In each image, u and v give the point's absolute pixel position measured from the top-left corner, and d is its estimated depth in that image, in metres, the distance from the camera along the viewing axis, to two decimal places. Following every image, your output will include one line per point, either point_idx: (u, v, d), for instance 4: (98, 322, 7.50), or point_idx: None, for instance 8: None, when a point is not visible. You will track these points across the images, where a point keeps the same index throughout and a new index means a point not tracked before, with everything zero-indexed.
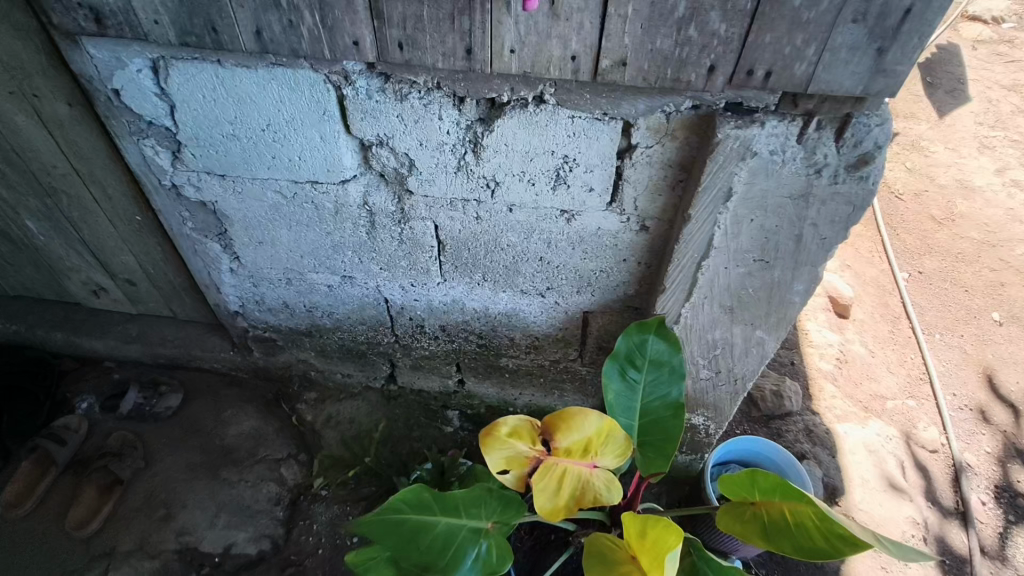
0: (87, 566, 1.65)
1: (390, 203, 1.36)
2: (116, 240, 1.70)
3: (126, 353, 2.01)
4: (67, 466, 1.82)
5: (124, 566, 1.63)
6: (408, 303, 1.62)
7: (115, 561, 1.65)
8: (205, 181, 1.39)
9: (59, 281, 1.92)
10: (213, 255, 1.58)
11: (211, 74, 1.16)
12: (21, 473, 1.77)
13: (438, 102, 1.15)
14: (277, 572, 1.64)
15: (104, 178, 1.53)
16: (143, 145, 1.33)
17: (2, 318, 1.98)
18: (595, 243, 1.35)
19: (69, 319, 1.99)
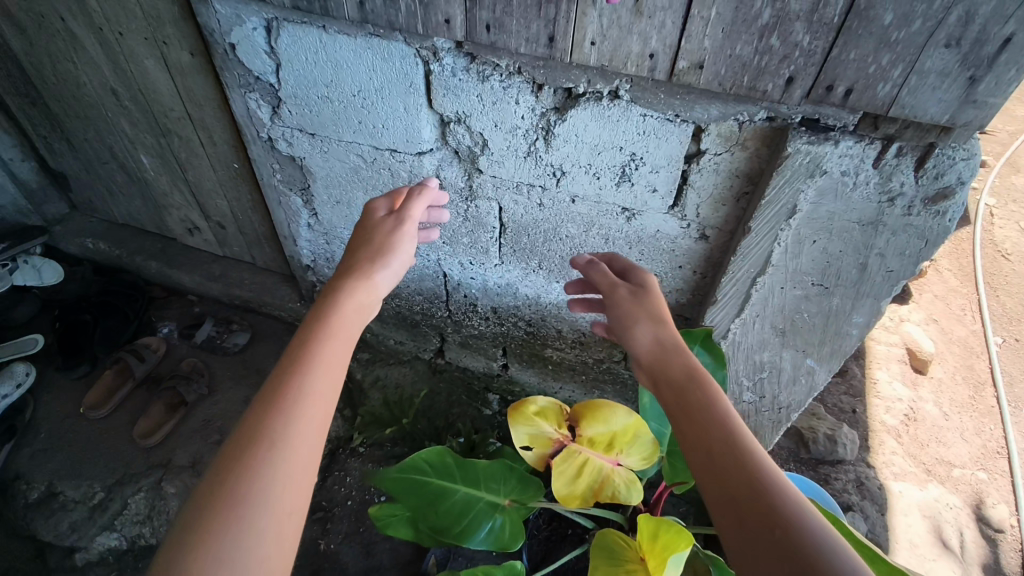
0: (145, 473, 1.80)
1: (460, 179, 1.42)
2: (214, 184, 1.86)
3: (207, 290, 2.18)
4: (142, 381, 2.00)
5: (177, 479, 1.79)
6: (465, 281, 1.68)
7: (169, 473, 1.80)
8: (297, 138, 1.50)
9: (161, 216, 2.11)
10: (294, 208, 1.70)
11: (315, 39, 1.26)
12: (104, 380, 1.98)
13: (517, 87, 1.19)
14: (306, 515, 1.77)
15: (212, 125, 1.68)
16: (248, 98, 1.45)
17: (110, 243, 2.21)
18: (651, 245, 1.36)
19: (164, 252, 2.19)
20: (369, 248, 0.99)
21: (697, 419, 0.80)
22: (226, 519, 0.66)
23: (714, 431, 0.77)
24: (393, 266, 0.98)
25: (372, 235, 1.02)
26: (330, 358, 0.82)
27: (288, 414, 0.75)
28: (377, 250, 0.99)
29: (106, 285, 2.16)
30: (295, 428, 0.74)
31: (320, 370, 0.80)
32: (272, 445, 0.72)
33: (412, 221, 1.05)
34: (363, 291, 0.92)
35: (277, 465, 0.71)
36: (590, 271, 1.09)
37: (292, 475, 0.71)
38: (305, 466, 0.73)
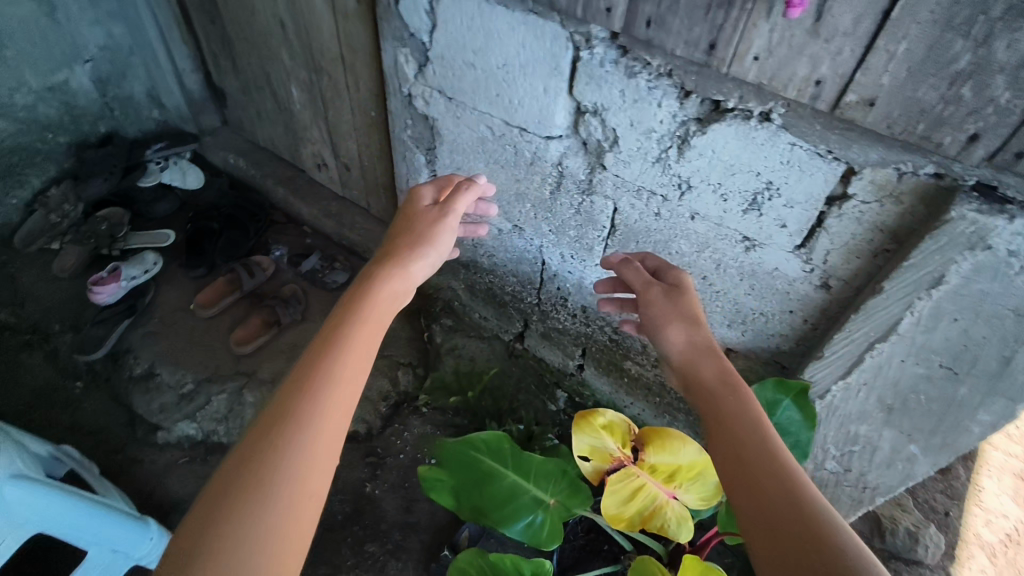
0: (231, 377, 1.95)
1: (582, 171, 1.39)
2: (350, 128, 1.95)
3: (321, 225, 2.30)
4: (247, 294, 2.15)
5: (256, 391, 1.92)
6: (562, 273, 1.66)
7: (250, 383, 1.93)
8: (435, 99, 1.53)
9: (297, 147, 2.24)
10: (416, 165, 1.74)
11: (474, 5, 1.27)
12: (217, 284, 2.15)
13: (662, 89, 1.14)
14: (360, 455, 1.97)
15: (360, 72, 1.75)
16: (399, 52, 1.50)
17: (248, 162, 2.38)
18: (765, 282, 1.27)
19: (292, 181, 2.33)
20: (409, 237, 1.10)
21: (757, 496, 0.75)
22: (259, 466, 0.74)
23: (777, 513, 0.72)
24: (430, 253, 1.09)
25: (415, 223, 1.14)
26: (360, 334, 0.91)
27: (319, 378, 0.83)
28: (417, 239, 1.10)
29: (236, 202, 2.34)
30: (322, 391, 0.82)
31: (350, 343, 0.89)
32: (303, 405, 0.80)
33: (456, 215, 1.16)
34: (398, 278, 1.03)
35: (305, 422, 0.78)
36: (624, 269, 1.17)
37: (316, 432, 0.78)
38: (332, 425, 0.80)
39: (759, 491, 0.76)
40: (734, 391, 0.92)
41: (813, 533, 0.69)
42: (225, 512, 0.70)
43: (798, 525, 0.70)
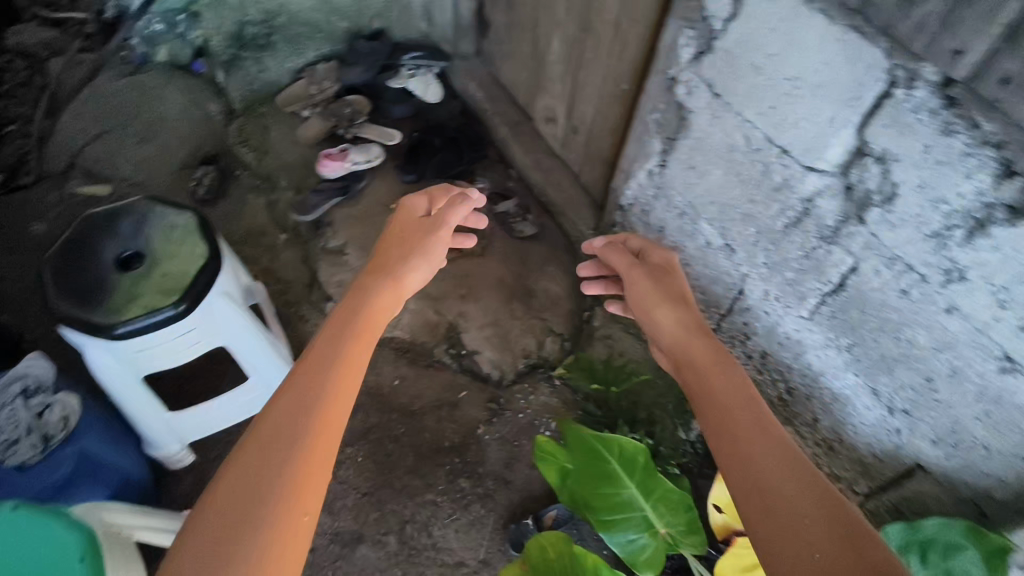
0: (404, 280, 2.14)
1: (833, 216, 1.25)
2: (594, 92, 1.92)
3: (528, 174, 2.34)
4: (442, 213, 2.25)
5: None
6: (757, 311, 1.54)
7: None
8: (699, 91, 1.45)
9: (535, 95, 2.27)
10: (648, 150, 1.68)
11: (789, 6, 1.15)
12: (421, 195, 2.29)
13: (980, 159, 0.96)
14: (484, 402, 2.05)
15: (626, 41, 1.69)
16: (683, 33, 1.42)
17: (485, 94, 2.46)
18: (1009, 414, 1.08)
19: (518, 124, 2.38)
20: (401, 249, 1.23)
21: (735, 453, 0.87)
22: (265, 451, 0.82)
23: (755, 464, 0.84)
24: (420, 265, 1.22)
25: (410, 236, 1.27)
26: (350, 338, 1.02)
27: (312, 378, 0.92)
28: (407, 251, 1.23)
29: (462, 128, 2.45)
30: (316, 387, 0.91)
31: (338, 347, 0.99)
32: (298, 399, 0.89)
33: (446, 227, 1.28)
34: (387, 288, 1.15)
35: (300, 412, 0.87)
36: (610, 253, 1.39)
37: (315, 420, 0.87)
38: (329, 412, 0.89)
39: (743, 444, 0.88)
40: (684, 334, 1.13)
41: (794, 471, 0.82)
42: (233, 495, 0.78)
43: (772, 463, 0.84)
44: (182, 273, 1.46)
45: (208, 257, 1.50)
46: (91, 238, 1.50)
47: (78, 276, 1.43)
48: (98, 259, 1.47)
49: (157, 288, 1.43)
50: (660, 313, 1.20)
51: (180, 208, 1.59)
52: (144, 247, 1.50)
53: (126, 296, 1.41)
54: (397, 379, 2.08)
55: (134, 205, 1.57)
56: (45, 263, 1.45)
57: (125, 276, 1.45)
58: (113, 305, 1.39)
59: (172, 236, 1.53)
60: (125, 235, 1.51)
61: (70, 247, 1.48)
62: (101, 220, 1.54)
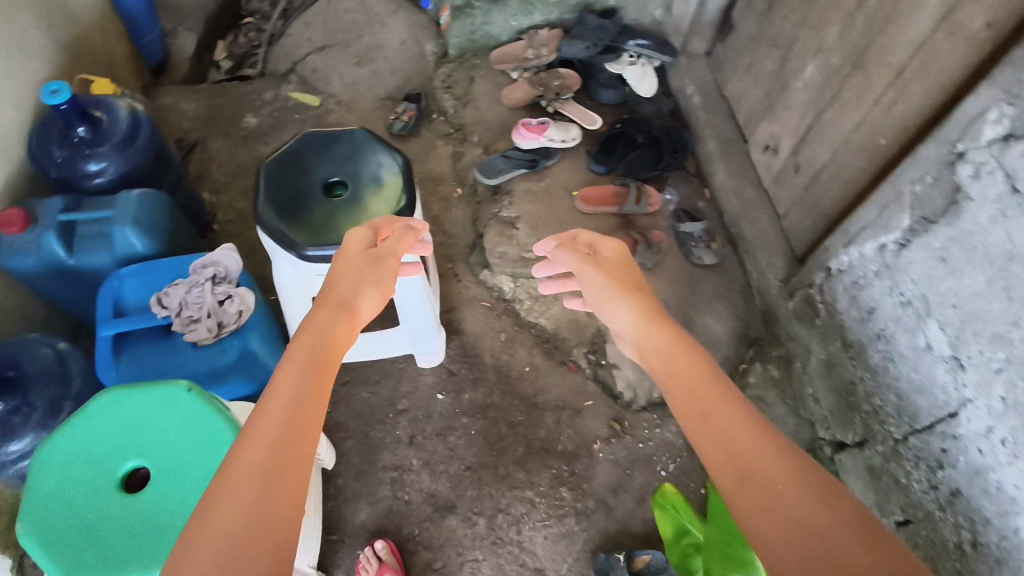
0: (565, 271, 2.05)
1: None
2: (838, 137, 1.70)
3: (724, 200, 2.15)
4: (621, 216, 2.14)
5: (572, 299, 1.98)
6: (966, 445, 1.32)
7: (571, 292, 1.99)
8: (991, 178, 1.22)
9: (760, 118, 2.07)
10: (890, 222, 1.47)
11: None
12: (606, 189, 2.16)
13: None
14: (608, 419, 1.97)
15: (907, 94, 1.45)
16: (996, 108, 1.20)
17: (702, 102, 2.28)
18: None
19: (729, 144, 2.18)
20: (347, 275, 1.13)
21: (727, 448, 0.84)
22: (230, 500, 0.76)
23: (743, 460, 0.81)
24: (377, 292, 1.14)
25: (348, 259, 1.16)
26: (308, 362, 0.94)
27: (270, 414, 0.86)
28: (352, 273, 1.13)
29: (668, 133, 2.28)
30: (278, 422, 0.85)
31: (289, 375, 0.92)
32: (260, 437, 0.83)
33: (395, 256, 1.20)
34: (334, 308, 1.05)
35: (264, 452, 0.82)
36: (557, 253, 1.25)
37: (274, 461, 0.81)
38: (293, 449, 0.83)
39: (726, 439, 0.84)
40: (645, 325, 1.07)
41: (785, 469, 0.79)
42: (206, 547, 0.73)
43: (763, 461, 0.81)
44: (375, 216, 1.42)
45: (404, 207, 1.44)
46: (305, 153, 1.50)
47: (286, 188, 1.45)
48: (307, 177, 1.47)
49: (349, 223, 1.41)
50: (619, 302, 1.12)
51: (391, 147, 1.53)
52: (349, 179, 1.48)
53: (322, 222, 1.41)
54: (529, 366, 2.03)
55: (351, 132, 1.54)
56: (263, 166, 1.48)
57: (325, 203, 1.44)
58: (309, 227, 1.39)
59: (377, 176, 1.47)
60: (335, 161, 1.49)
61: (287, 157, 1.49)
62: (319, 138, 1.52)
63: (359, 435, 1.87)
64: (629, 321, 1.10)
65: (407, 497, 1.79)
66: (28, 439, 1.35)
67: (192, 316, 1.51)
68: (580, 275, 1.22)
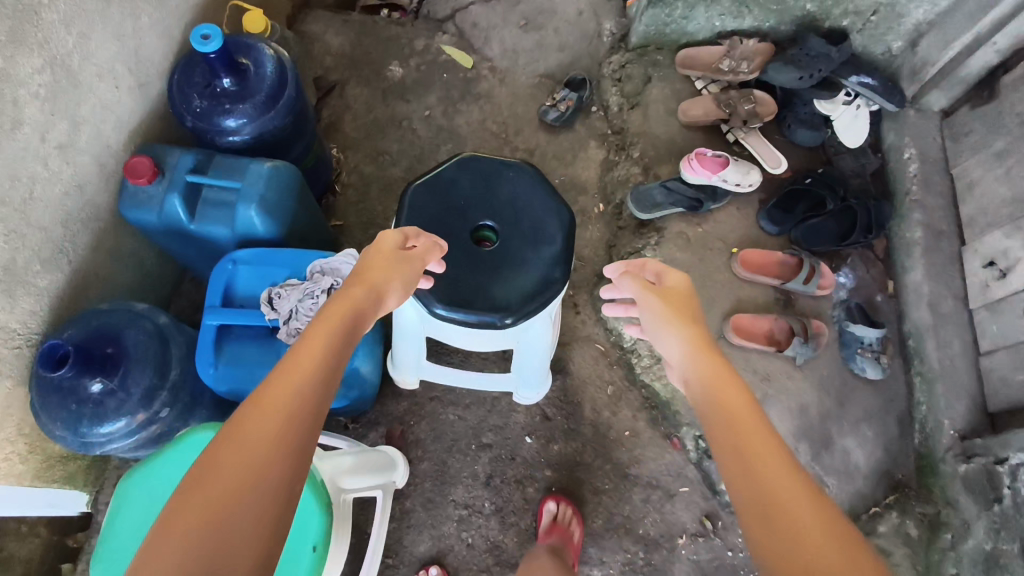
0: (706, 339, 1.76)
1: None
2: None
3: (910, 304, 1.79)
4: (781, 290, 1.83)
5: None
6: None
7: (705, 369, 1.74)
8: None
9: (994, 226, 1.67)
10: None
11: None
12: (772, 254, 1.84)
13: None
14: (699, 514, 1.77)
15: None
16: None
17: (920, 176, 1.87)
18: None
19: (939, 239, 1.80)
20: (372, 268, 1.04)
21: (765, 494, 0.78)
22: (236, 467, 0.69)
23: (776, 504, 0.76)
24: (400, 289, 1.07)
25: (374, 252, 1.08)
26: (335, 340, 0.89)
27: (282, 382, 0.79)
28: (378, 265, 1.05)
29: (867, 205, 1.84)
30: (292, 393, 0.78)
31: (312, 346, 0.86)
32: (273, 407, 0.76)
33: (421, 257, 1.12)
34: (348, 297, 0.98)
35: (274, 422, 0.74)
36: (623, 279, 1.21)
37: (284, 433, 0.74)
38: (294, 428, 0.76)
39: (763, 477, 0.80)
40: (693, 353, 1.03)
41: (814, 518, 0.74)
42: (200, 516, 0.65)
43: (794, 502, 0.76)
44: (524, 283, 1.21)
45: (559, 277, 1.22)
46: (460, 181, 1.28)
47: (431, 224, 1.24)
48: (456, 213, 1.25)
49: (493, 285, 1.20)
50: (674, 332, 1.08)
51: (558, 194, 1.29)
52: (503, 226, 1.25)
53: (462, 277, 1.21)
54: (629, 431, 1.84)
55: (517, 165, 1.30)
56: (409, 187, 1.27)
57: (471, 251, 1.23)
58: (447, 281, 1.20)
59: (536, 231, 1.25)
60: (493, 199, 1.27)
61: (438, 181, 1.27)
62: (478, 164, 1.30)
63: (437, 459, 1.77)
64: (680, 347, 1.06)
65: (470, 540, 1.70)
66: (122, 422, 1.28)
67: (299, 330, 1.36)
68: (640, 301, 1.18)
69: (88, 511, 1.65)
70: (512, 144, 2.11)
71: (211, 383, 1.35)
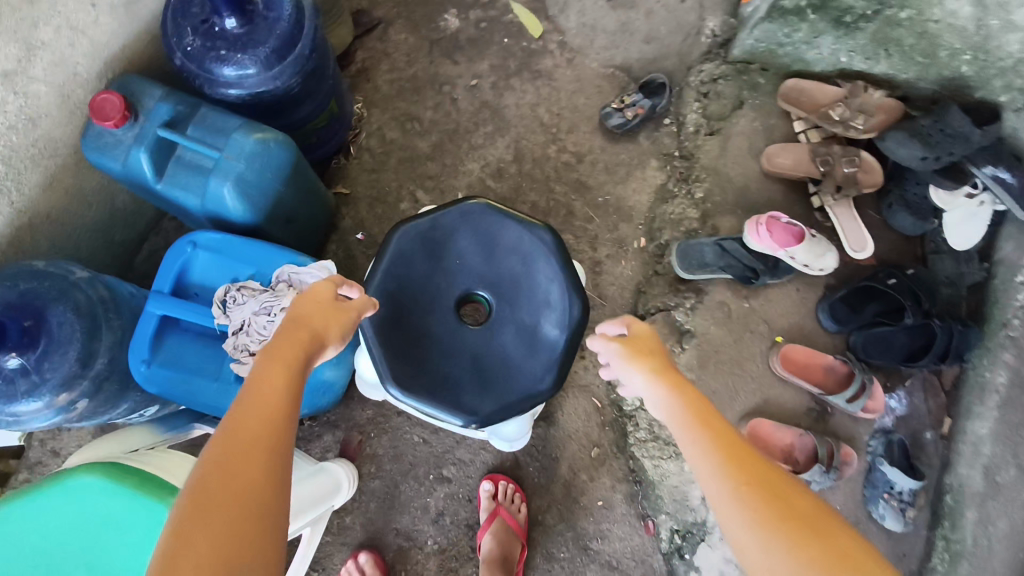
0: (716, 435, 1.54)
1: None
2: None
3: (962, 457, 1.51)
4: (819, 400, 1.57)
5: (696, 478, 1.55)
6: None
7: None
8: None
9: None
10: None
11: None
12: (822, 357, 1.56)
13: None
14: None
15: None
16: None
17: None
18: None
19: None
20: (308, 318, 0.89)
21: (744, 486, 0.80)
22: None
23: (754, 490, 0.80)
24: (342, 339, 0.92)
25: (307, 300, 0.92)
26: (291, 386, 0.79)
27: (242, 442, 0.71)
28: (314, 315, 0.89)
29: (951, 331, 1.50)
30: (254, 457, 0.70)
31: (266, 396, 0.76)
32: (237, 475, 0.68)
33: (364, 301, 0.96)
34: (282, 355, 0.82)
35: (242, 493, 0.66)
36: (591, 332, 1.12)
37: (255, 523, 0.65)
38: (253, 537, 0.65)
39: (742, 470, 0.82)
40: (666, 386, 0.99)
41: (785, 496, 0.79)
42: None
43: (769, 484, 0.80)
44: (507, 389, 1.00)
45: (547, 389, 1.00)
46: (462, 236, 1.04)
47: (414, 286, 1.02)
48: (447, 278, 1.03)
49: (469, 383, 0.99)
50: (641, 368, 1.03)
51: (577, 280, 1.03)
52: (500, 307, 1.03)
53: (434, 362, 0.99)
54: (602, 502, 1.66)
55: (536, 229, 1.03)
56: (397, 228, 1.03)
57: (453, 330, 1.01)
58: (414, 363, 0.99)
59: (537, 324, 1.03)
60: (496, 270, 1.04)
61: (435, 231, 1.03)
62: (489, 218, 1.04)
63: (390, 480, 1.63)
64: (648, 379, 1.01)
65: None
66: (37, 403, 1.09)
67: (247, 347, 1.17)
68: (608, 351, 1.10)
69: (24, 443, 1.58)
70: (561, 143, 1.81)
71: (141, 381, 1.17)
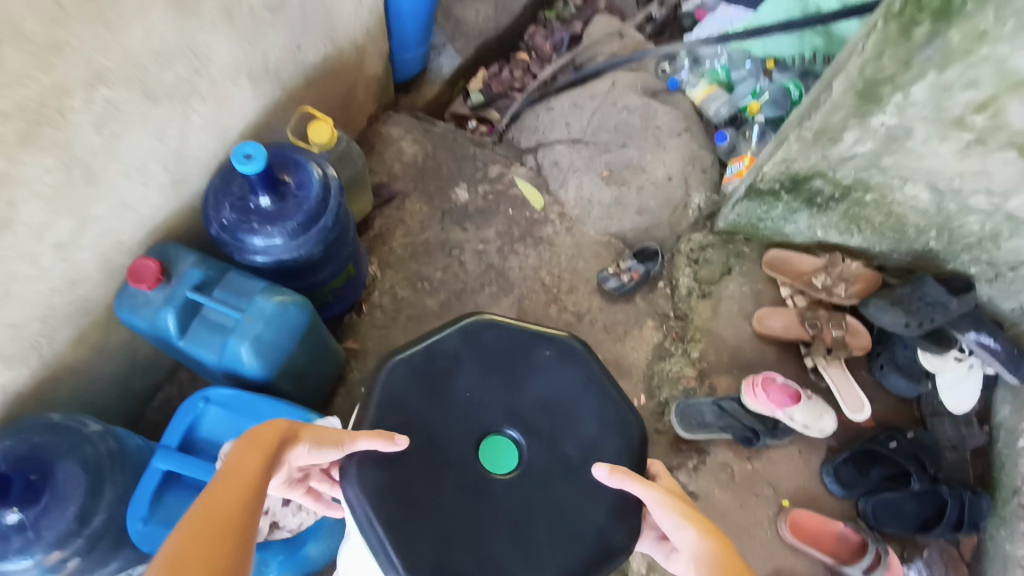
0: None
1: None
2: None
3: None
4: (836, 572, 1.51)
5: None
6: None
7: None
8: None
9: None
10: None
11: None
12: (830, 523, 1.53)
13: None
14: None
15: None
16: None
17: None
18: None
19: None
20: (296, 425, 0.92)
21: None
22: None
23: None
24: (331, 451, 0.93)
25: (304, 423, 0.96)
26: (270, 463, 0.83)
27: (226, 493, 0.74)
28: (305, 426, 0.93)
29: (961, 497, 1.51)
30: (231, 519, 0.70)
31: (247, 462, 0.79)
32: (213, 526, 0.68)
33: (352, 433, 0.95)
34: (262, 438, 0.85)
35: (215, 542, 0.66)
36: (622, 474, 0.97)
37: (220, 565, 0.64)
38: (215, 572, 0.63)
39: None
40: (723, 554, 0.86)
41: None
42: None
43: None
44: (556, 546, 0.99)
45: (620, 538, 1.01)
46: (467, 366, 1.09)
47: (419, 433, 1.02)
48: (459, 417, 1.04)
49: (511, 549, 0.97)
50: (693, 530, 0.90)
51: (617, 393, 1.12)
52: (528, 441, 1.04)
53: (459, 528, 0.96)
54: None
55: (560, 343, 1.13)
56: (389, 363, 1.07)
57: (472, 480, 1.00)
58: (434, 530, 0.95)
59: (579, 454, 1.06)
60: (518, 399, 1.08)
61: (435, 363, 1.09)
62: (495, 342, 1.12)
63: None
64: (690, 532, 0.90)
65: None
66: (25, 562, 1.05)
67: None
68: (649, 497, 0.95)
69: None
70: (561, 303, 1.91)
71: (134, 539, 1.14)
